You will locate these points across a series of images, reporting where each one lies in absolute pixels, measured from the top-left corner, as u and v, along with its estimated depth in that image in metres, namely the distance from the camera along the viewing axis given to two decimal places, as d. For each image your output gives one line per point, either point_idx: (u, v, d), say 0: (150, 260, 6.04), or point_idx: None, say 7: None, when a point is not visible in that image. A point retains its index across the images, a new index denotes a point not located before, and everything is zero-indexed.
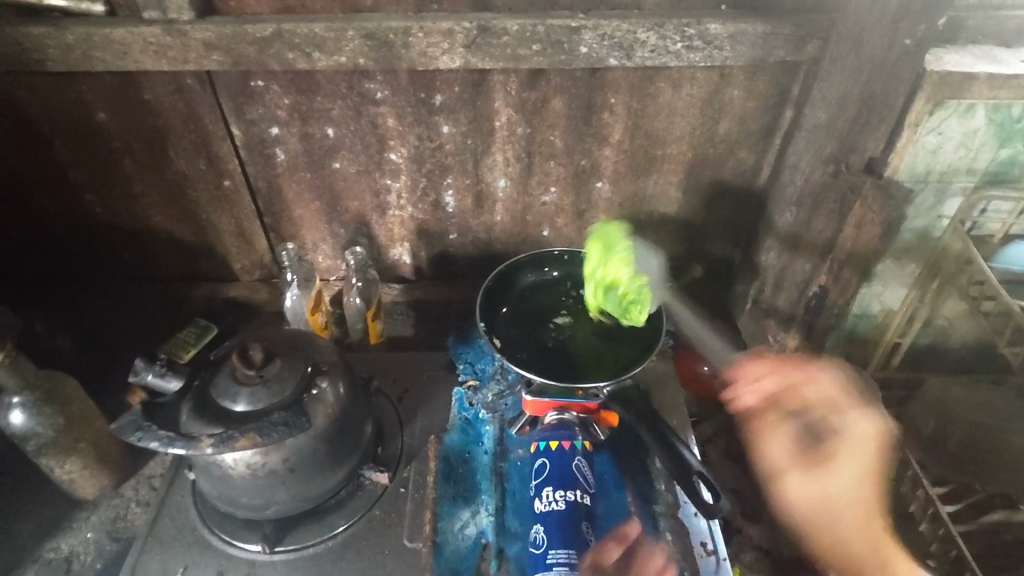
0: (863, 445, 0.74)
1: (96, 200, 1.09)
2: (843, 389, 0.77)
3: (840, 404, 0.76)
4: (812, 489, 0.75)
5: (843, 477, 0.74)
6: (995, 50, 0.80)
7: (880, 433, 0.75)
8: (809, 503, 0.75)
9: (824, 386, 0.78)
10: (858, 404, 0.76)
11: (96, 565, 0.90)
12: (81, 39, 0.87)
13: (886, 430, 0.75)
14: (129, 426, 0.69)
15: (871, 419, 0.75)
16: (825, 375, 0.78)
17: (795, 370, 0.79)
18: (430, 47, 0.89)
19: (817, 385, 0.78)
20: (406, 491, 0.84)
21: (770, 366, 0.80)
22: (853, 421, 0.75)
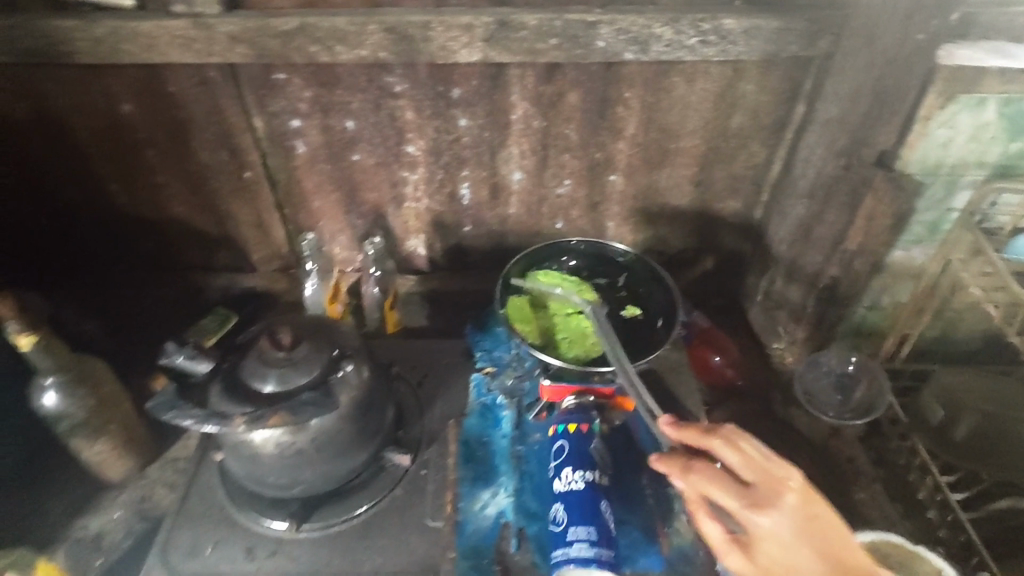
0: (781, 544, 0.59)
1: (119, 191, 1.12)
2: (717, 480, 0.63)
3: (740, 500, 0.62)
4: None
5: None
6: (1007, 46, 0.80)
7: (793, 524, 0.59)
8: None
9: (713, 477, 0.63)
10: (757, 497, 0.61)
11: (126, 543, 0.93)
12: (110, 33, 0.90)
13: (801, 512, 0.60)
14: (164, 404, 0.72)
15: (774, 512, 0.60)
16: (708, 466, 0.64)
17: (676, 465, 0.66)
18: (450, 41, 0.92)
19: (725, 488, 0.62)
20: (427, 471, 0.87)
21: (662, 458, 0.68)
22: (764, 519, 0.60)
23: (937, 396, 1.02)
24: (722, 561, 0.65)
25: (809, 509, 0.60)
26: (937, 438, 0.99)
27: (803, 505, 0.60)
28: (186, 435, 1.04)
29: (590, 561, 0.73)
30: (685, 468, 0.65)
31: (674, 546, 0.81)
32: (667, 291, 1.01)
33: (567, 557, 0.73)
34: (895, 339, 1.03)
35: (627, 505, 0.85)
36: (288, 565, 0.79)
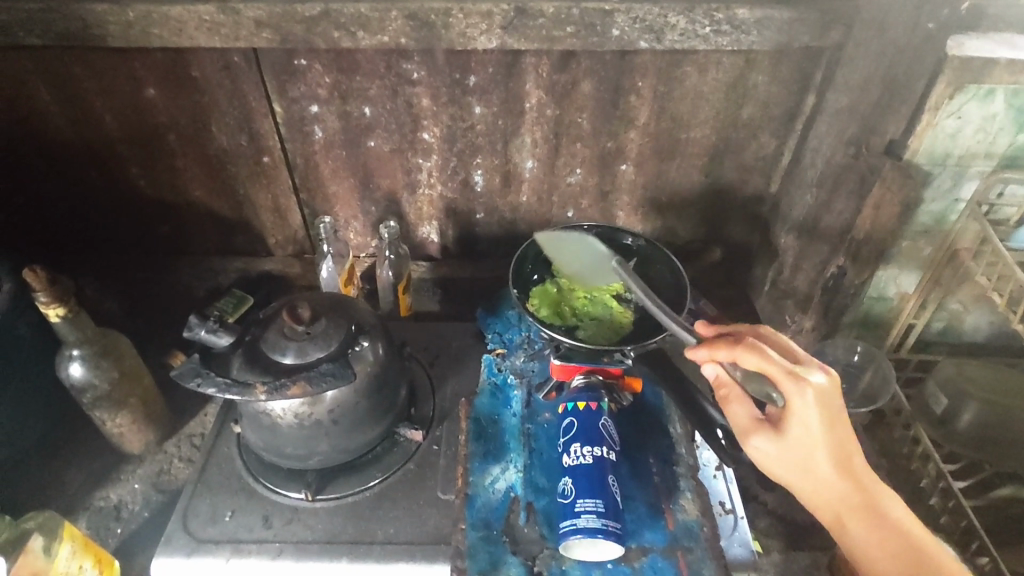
0: (806, 422, 0.69)
1: (141, 174, 1.14)
2: (762, 368, 0.69)
3: (782, 384, 0.69)
4: (792, 459, 0.71)
5: (805, 452, 0.71)
6: (1015, 37, 0.80)
7: (822, 411, 0.68)
8: (784, 469, 0.73)
9: (758, 364, 0.69)
10: (797, 385, 0.68)
11: (144, 514, 0.95)
12: (140, 16, 0.92)
13: (830, 398, 0.68)
14: (190, 372, 0.75)
15: (809, 398, 0.68)
16: (755, 353, 0.70)
17: (724, 350, 0.72)
18: (469, 28, 0.94)
19: (772, 363, 0.69)
20: (438, 448, 0.92)
21: (708, 344, 0.74)
22: (798, 402, 0.68)
23: (942, 386, 1.01)
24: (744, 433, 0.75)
25: (835, 395, 0.69)
26: (940, 426, 1.00)
27: (832, 391, 0.69)
28: (203, 411, 1.07)
29: (596, 532, 0.75)
30: (732, 354, 0.71)
31: (679, 522, 0.83)
32: (676, 273, 1.02)
33: (575, 529, 0.76)
34: (901, 329, 1.02)
35: (633, 481, 0.87)
36: (305, 533, 0.82)
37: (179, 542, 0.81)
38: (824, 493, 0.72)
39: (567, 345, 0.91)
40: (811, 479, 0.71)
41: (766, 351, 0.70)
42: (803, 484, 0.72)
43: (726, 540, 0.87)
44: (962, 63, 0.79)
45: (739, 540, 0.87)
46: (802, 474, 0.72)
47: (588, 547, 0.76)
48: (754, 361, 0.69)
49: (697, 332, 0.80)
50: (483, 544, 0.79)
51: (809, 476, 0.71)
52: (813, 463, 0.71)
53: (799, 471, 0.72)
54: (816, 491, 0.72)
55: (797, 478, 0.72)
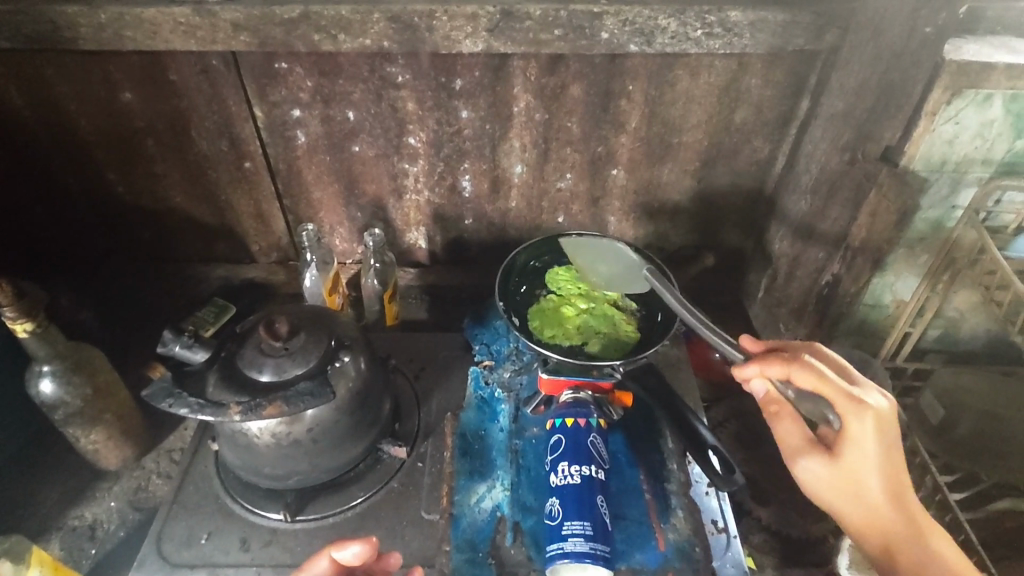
0: (863, 446, 0.69)
1: (118, 180, 1.11)
2: (819, 387, 0.69)
3: (839, 404, 0.69)
4: (845, 483, 0.71)
5: (857, 476, 0.70)
6: (1013, 41, 0.79)
7: (879, 436, 0.68)
8: (833, 493, 0.72)
9: (816, 384, 0.69)
10: (855, 407, 0.68)
11: (120, 533, 0.93)
12: (112, 18, 0.89)
13: (888, 423, 0.68)
14: (161, 392, 0.73)
15: (868, 421, 0.68)
16: (814, 372, 0.69)
17: (777, 366, 0.72)
18: (454, 31, 0.91)
19: (831, 381, 0.69)
20: (423, 465, 0.90)
21: (759, 360, 0.73)
22: (856, 423, 0.68)
23: (939, 397, 0.99)
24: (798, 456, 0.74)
25: (893, 422, 0.69)
26: (937, 437, 0.98)
27: (890, 417, 0.69)
28: (182, 425, 1.04)
29: (584, 556, 0.73)
30: (787, 370, 0.71)
31: (670, 542, 0.82)
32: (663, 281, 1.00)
33: (562, 552, 0.74)
34: (897, 337, 0.98)
35: (624, 499, 0.86)
36: (283, 556, 0.82)
37: (151, 567, 0.81)
38: (874, 521, 0.70)
39: (555, 359, 0.90)
40: (860, 505, 0.70)
41: (825, 370, 0.69)
42: (852, 508, 0.71)
43: (718, 560, 0.80)
44: (960, 67, 0.76)
45: (733, 560, 0.81)
46: (854, 500, 0.71)
47: (577, 570, 0.74)
48: (812, 380, 0.69)
49: (745, 350, 0.78)
50: (468, 567, 0.79)
51: (860, 501, 0.70)
52: (865, 488, 0.70)
53: (850, 496, 0.71)
54: (866, 517, 0.71)
55: (848, 504, 0.71)
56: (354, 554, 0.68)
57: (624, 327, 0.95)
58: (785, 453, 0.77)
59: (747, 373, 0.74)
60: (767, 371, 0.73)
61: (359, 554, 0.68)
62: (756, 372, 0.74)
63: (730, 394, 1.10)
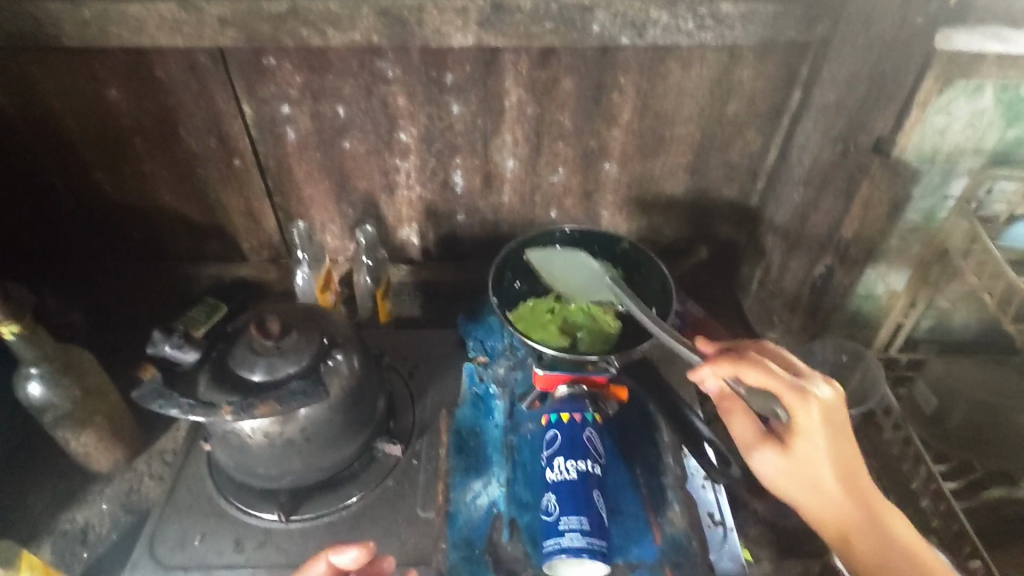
0: (812, 438, 0.69)
1: (105, 179, 1.10)
2: (766, 383, 0.70)
3: (786, 398, 0.69)
4: (799, 475, 0.71)
5: (810, 467, 0.70)
6: (1003, 29, 0.76)
7: (826, 427, 0.68)
8: (790, 486, 0.72)
9: (762, 381, 0.70)
10: (801, 400, 0.68)
11: (112, 536, 0.92)
12: (96, 15, 0.87)
13: (835, 413, 0.69)
14: (151, 393, 0.72)
15: (814, 413, 0.68)
16: (759, 368, 0.70)
17: (727, 366, 0.72)
18: (444, 25, 0.90)
19: (775, 378, 0.69)
20: (418, 462, 0.90)
21: (711, 361, 0.74)
22: (804, 417, 0.68)
23: (932, 386, 0.98)
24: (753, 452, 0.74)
25: (840, 411, 0.69)
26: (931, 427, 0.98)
27: (836, 407, 0.69)
28: (174, 427, 1.03)
29: (582, 552, 0.73)
30: (736, 369, 0.71)
31: (667, 535, 0.82)
32: (657, 275, 0.99)
33: (559, 548, 0.74)
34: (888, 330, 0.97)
35: (621, 494, 0.85)
36: (278, 556, 0.82)
37: (145, 570, 0.80)
38: (832, 511, 0.71)
39: (550, 355, 0.88)
40: (816, 493, 0.71)
41: (769, 365, 0.70)
42: (809, 500, 0.71)
43: (715, 552, 0.82)
44: (951, 57, 0.75)
45: (730, 553, 0.82)
46: (809, 492, 0.71)
47: (574, 566, 0.74)
48: (758, 377, 0.69)
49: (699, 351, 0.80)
50: (465, 564, 0.79)
51: (816, 491, 0.71)
52: (820, 479, 0.70)
53: (806, 487, 0.71)
54: (823, 506, 0.71)
55: (805, 496, 0.71)
56: (350, 559, 0.69)
57: (606, 319, 0.95)
58: (742, 448, 0.77)
59: (703, 375, 0.76)
60: (719, 370, 0.73)
61: (356, 559, 0.68)
62: (710, 372, 0.75)
63: None
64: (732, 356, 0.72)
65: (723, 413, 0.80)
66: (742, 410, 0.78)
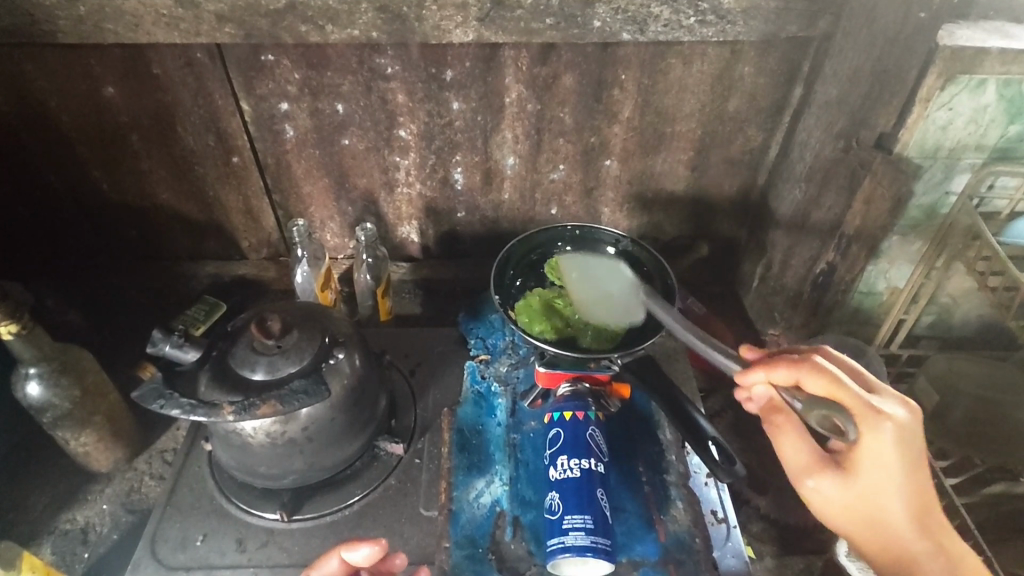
0: (882, 460, 0.65)
1: (103, 177, 1.09)
2: (832, 393, 0.66)
3: (856, 415, 0.65)
4: (861, 502, 0.67)
5: (874, 493, 0.66)
6: (1006, 26, 0.78)
7: (900, 449, 0.64)
8: (850, 514, 0.68)
9: (827, 389, 0.66)
10: (872, 418, 0.64)
11: (112, 536, 0.92)
12: (92, 11, 0.87)
13: (909, 435, 0.64)
14: (151, 393, 0.72)
15: (886, 434, 0.64)
16: (825, 375, 0.67)
17: (786, 370, 0.69)
18: (444, 20, 0.89)
19: (844, 391, 0.65)
20: (420, 461, 0.90)
21: (766, 364, 0.71)
22: (874, 436, 0.64)
23: (932, 382, 0.95)
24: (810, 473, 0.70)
25: (915, 434, 0.65)
26: None
27: (912, 428, 0.65)
28: (174, 425, 1.03)
29: (585, 550, 0.73)
30: (796, 374, 0.69)
31: (670, 533, 0.82)
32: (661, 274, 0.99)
33: (563, 547, 0.74)
34: (891, 326, 0.96)
35: (624, 492, 0.85)
36: (280, 556, 0.81)
37: (147, 569, 0.80)
38: (895, 544, 0.67)
39: (551, 353, 0.88)
40: (878, 523, 0.67)
41: (838, 374, 0.67)
42: (869, 529, 0.67)
43: (717, 550, 0.81)
44: (954, 52, 0.75)
45: (733, 550, 0.82)
46: (872, 523, 0.67)
47: (578, 564, 0.74)
48: (823, 385, 0.67)
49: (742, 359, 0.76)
50: (468, 563, 0.78)
51: (878, 523, 0.67)
52: (885, 507, 0.66)
53: (869, 518, 0.67)
54: (885, 537, 0.67)
55: (866, 527, 0.68)
56: (363, 556, 0.68)
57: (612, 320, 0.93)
58: (793, 472, 0.72)
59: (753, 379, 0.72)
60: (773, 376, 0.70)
61: (369, 556, 0.68)
62: (762, 377, 0.71)
63: (726, 382, 1.10)
64: (792, 360, 0.70)
65: (770, 429, 0.75)
66: (792, 427, 0.73)
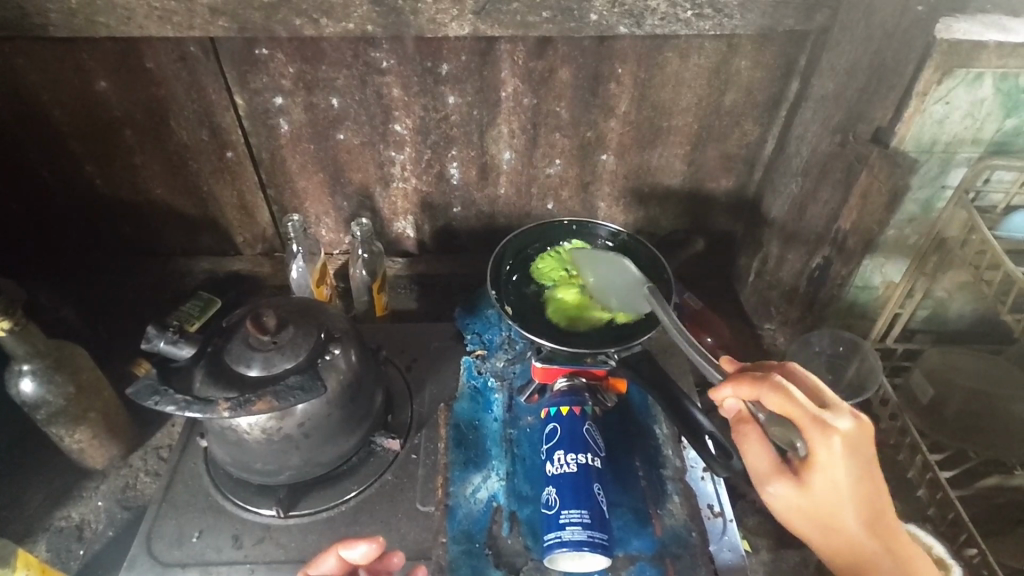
0: (831, 474, 0.65)
1: (96, 172, 1.08)
2: (787, 410, 0.66)
3: (806, 429, 0.66)
4: (817, 513, 0.68)
5: (829, 505, 0.67)
6: (1002, 19, 0.77)
7: (849, 464, 0.65)
8: (805, 520, 0.70)
9: (782, 406, 0.66)
10: (822, 433, 0.65)
11: (108, 533, 0.91)
12: (84, 4, 0.86)
13: (858, 447, 0.65)
14: (146, 390, 0.71)
15: (836, 448, 0.65)
16: (781, 393, 0.66)
17: (748, 387, 0.69)
18: (439, 14, 0.89)
19: (795, 408, 0.66)
20: (417, 456, 0.90)
21: (731, 380, 0.71)
22: (824, 451, 0.65)
23: (928, 375, 0.96)
24: (768, 482, 0.71)
25: (864, 446, 0.65)
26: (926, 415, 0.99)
27: (860, 440, 0.65)
28: (170, 422, 1.02)
29: (582, 545, 0.73)
30: (756, 392, 0.68)
31: (667, 527, 0.82)
32: (658, 269, 0.99)
33: (560, 541, 0.74)
34: (887, 320, 0.96)
35: (620, 487, 0.85)
36: (277, 552, 0.81)
37: (143, 567, 0.80)
38: (848, 548, 0.69)
39: (548, 348, 0.88)
40: (835, 532, 0.68)
41: (794, 392, 0.66)
42: (823, 534, 0.69)
43: (715, 543, 0.82)
44: (951, 46, 0.74)
45: (729, 544, 0.82)
46: (827, 530, 0.68)
47: (575, 559, 0.74)
48: (778, 402, 0.66)
49: (723, 369, 0.76)
50: (465, 558, 0.79)
51: (832, 531, 0.68)
52: (838, 516, 0.67)
53: (823, 526, 0.68)
54: (839, 542, 0.69)
55: (821, 533, 0.69)
56: (361, 554, 0.68)
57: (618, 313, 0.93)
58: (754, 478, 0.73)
59: (723, 394, 0.72)
60: (739, 390, 0.71)
61: (366, 554, 0.68)
62: (730, 393, 0.71)
63: None
64: (752, 377, 0.69)
65: (736, 435, 0.76)
66: (756, 438, 0.73)
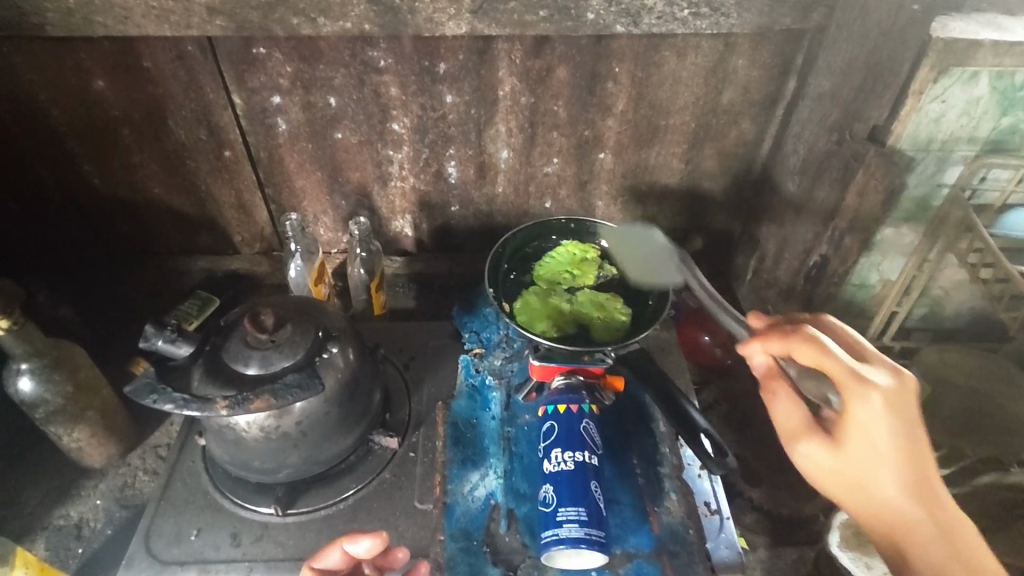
0: (869, 429, 0.62)
1: (94, 171, 1.08)
2: (820, 364, 0.63)
3: (843, 384, 0.62)
4: (851, 475, 0.63)
5: (866, 464, 0.62)
6: (1000, 18, 0.77)
7: (890, 419, 0.61)
8: (836, 484, 0.65)
9: (816, 360, 0.63)
10: (859, 386, 0.61)
11: (107, 531, 0.92)
12: (81, 3, 0.86)
13: (899, 403, 0.61)
14: (145, 388, 0.72)
15: (873, 403, 0.61)
16: (812, 346, 0.64)
17: (777, 342, 0.67)
18: (436, 13, 0.89)
19: (829, 359, 0.63)
20: (415, 455, 0.91)
21: (761, 335, 0.69)
22: (861, 406, 0.61)
23: (926, 374, 0.96)
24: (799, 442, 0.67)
25: (907, 402, 0.62)
26: None
27: (902, 395, 0.62)
28: (169, 421, 1.03)
29: (579, 542, 0.73)
30: (787, 346, 0.66)
31: (664, 524, 0.82)
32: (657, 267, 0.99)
33: (557, 538, 0.74)
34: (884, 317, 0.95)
35: (618, 483, 0.86)
36: (275, 550, 0.82)
37: (141, 565, 0.80)
38: (884, 515, 0.63)
39: (546, 346, 0.88)
40: (870, 497, 0.63)
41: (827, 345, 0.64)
42: (856, 499, 0.64)
43: (711, 541, 0.83)
44: (947, 45, 0.75)
45: (726, 541, 0.83)
46: (861, 496, 0.63)
47: (572, 557, 0.75)
48: (811, 355, 0.64)
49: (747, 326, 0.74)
50: (463, 556, 0.79)
51: (868, 497, 0.63)
52: (875, 478, 0.62)
53: (857, 490, 0.64)
54: (874, 509, 0.64)
55: (854, 500, 0.65)
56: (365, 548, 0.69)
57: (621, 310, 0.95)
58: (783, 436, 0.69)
59: (750, 351, 0.71)
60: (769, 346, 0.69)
61: (370, 547, 0.69)
62: (760, 350, 0.69)
63: (718, 376, 1.11)
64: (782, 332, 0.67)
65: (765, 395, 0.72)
66: (786, 395, 0.70)
